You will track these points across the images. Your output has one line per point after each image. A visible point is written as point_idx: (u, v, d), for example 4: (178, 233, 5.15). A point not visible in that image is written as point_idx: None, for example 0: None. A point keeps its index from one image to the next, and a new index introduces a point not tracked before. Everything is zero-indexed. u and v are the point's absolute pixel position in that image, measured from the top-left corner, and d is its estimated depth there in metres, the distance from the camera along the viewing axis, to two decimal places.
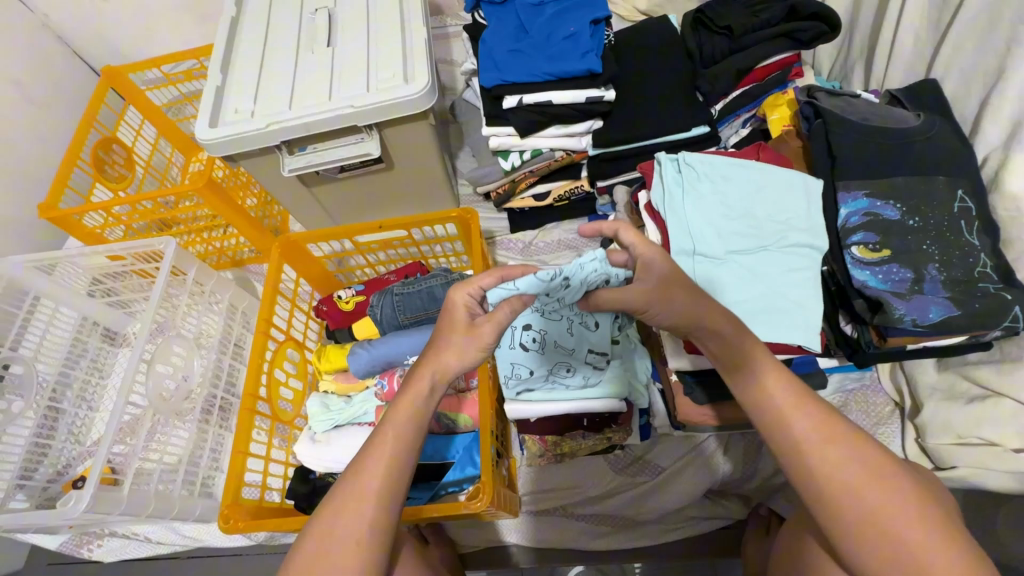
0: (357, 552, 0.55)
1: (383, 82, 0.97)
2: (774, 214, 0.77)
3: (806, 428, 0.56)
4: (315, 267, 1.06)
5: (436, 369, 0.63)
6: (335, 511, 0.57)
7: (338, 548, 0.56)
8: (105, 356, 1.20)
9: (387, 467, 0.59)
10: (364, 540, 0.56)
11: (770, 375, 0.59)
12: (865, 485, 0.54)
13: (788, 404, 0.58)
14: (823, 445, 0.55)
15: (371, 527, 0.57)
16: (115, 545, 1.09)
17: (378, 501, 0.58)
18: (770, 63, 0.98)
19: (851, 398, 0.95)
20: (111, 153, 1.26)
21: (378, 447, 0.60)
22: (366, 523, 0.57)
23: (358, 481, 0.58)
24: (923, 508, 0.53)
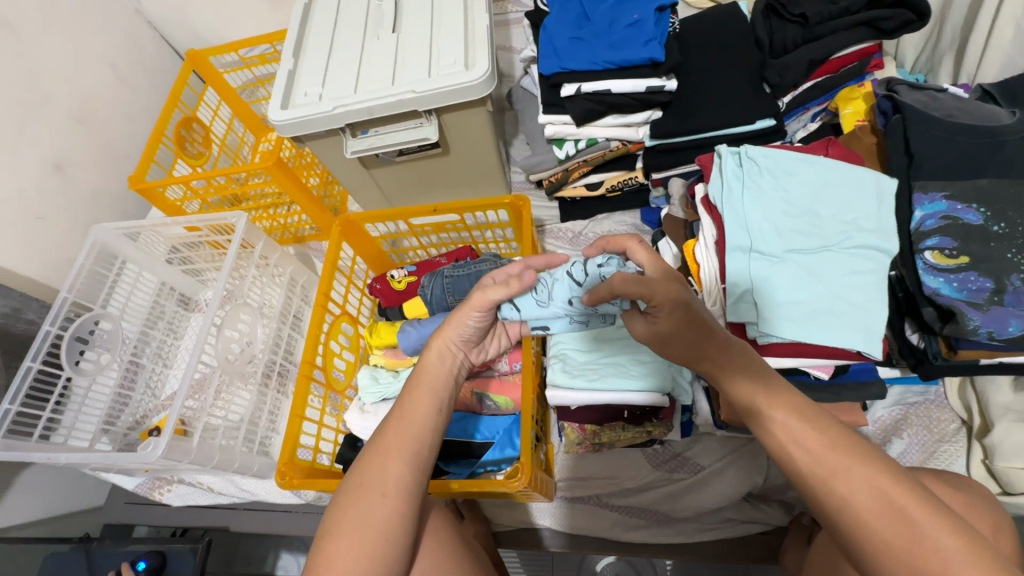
0: (387, 503, 0.58)
1: (445, 68, 0.99)
2: (839, 212, 0.72)
3: (806, 449, 0.50)
4: (371, 246, 1.10)
5: (449, 336, 0.67)
6: (365, 468, 0.60)
7: (370, 499, 0.58)
8: (180, 320, 1.30)
9: (414, 427, 0.62)
10: (393, 493, 0.58)
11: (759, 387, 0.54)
12: (888, 518, 0.46)
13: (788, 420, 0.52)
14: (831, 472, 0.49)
15: (398, 480, 0.59)
16: (184, 491, 1.21)
17: (404, 458, 0.60)
18: (846, 55, 0.93)
19: (912, 411, 0.89)
20: (192, 131, 1.36)
21: (402, 409, 0.63)
22: (392, 478, 0.59)
23: (387, 439, 0.61)
24: (967, 540, 0.44)
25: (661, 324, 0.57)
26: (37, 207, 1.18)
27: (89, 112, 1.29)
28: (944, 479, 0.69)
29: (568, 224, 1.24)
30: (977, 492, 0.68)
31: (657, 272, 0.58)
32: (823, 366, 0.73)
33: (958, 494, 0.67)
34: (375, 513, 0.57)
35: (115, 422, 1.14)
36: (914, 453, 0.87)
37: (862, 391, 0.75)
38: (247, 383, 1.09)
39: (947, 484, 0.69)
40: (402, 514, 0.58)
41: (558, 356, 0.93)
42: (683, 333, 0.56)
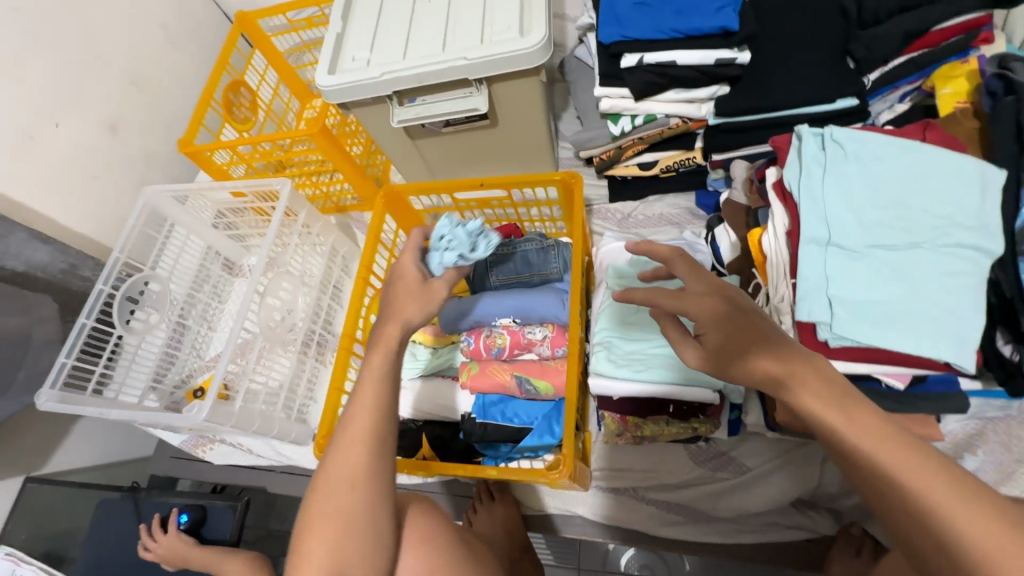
0: (349, 490, 0.62)
1: (499, 34, 0.93)
2: (934, 206, 0.64)
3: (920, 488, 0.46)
4: (413, 220, 1.07)
5: (398, 323, 0.70)
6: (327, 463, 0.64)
7: (338, 487, 0.63)
8: (224, 283, 1.32)
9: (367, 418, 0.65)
10: (353, 478, 0.63)
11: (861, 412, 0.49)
12: (1008, 552, 0.42)
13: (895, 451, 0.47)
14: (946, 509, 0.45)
15: (359, 466, 0.63)
16: (224, 451, 1.24)
17: (367, 446, 0.64)
18: (948, 27, 0.82)
19: (990, 426, 0.82)
20: (239, 95, 1.36)
21: (356, 400, 0.66)
22: (351, 470, 0.63)
23: (344, 434, 0.65)
24: None
25: (709, 341, 0.56)
26: (93, 165, 1.21)
27: (142, 73, 1.30)
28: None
29: (617, 205, 1.19)
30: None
31: (698, 286, 0.59)
32: (899, 375, 0.66)
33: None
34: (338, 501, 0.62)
35: (162, 380, 1.18)
36: (988, 472, 0.80)
37: (939, 405, 0.68)
38: (287, 350, 1.10)
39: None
40: (363, 497, 0.62)
41: (603, 344, 0.89)
42: (733, 351, 0.54)
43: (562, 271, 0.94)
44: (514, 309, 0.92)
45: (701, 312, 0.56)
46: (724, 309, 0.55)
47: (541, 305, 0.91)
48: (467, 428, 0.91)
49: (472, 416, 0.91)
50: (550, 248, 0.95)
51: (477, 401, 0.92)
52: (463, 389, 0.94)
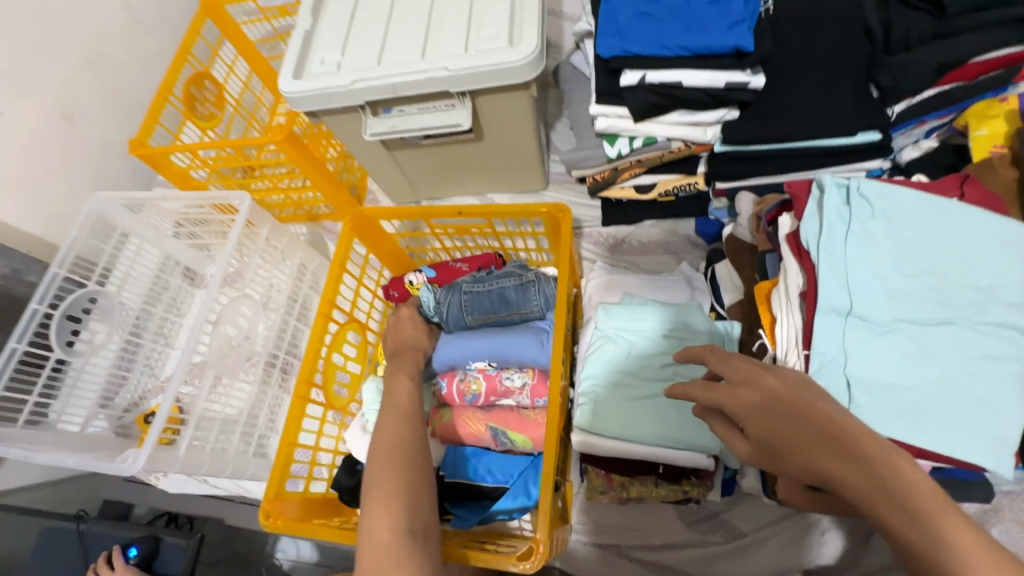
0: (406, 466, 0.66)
1: (485, 42, 0.83)
2: (972, 275, 0.56)
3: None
4: (385, 244, 0.96)
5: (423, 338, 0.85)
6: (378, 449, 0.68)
7: (408, 442, 0.68)
8: (185, 296, 1.20)
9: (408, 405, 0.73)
10: (404, 457, 0.66)
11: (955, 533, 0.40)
12: None
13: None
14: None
15: (407, 452, 0.67)
16: (179, 480, 1.14)
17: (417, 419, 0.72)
18: (987, 59, 0.73)
19: (1004, 501, 0.75)
20: (203, 89, 1.24)
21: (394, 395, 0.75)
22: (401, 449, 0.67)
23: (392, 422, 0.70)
24: None
25: (753, 433, 0.49)
26: (41, 162, 1.08)
27: (97, 58, 1.16)
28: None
29: (610, 229, 1.10)
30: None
31: (733, 374, 0.52)
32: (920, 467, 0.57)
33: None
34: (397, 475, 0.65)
35: (110, 403, 1.07)
36: None
37: (960, 491, 0.62)
38: (245, 378, 1.01)
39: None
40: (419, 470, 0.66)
41: (588, 397, 0.81)
42: (773, 434, 0.47)
43: (544, 310, 0.86)
44: (490, 352, 0.84)
45: (741, 403, 0.50)
46: (764, 399, 0.48)
47: (519, 348, 0.83)
48: (436, 483, 0.81)
49: (442, 470, 0.82)
50: (529, 283, 0.86)
51: (448, 454, 0.83)
52: (433, 438, 0.85)
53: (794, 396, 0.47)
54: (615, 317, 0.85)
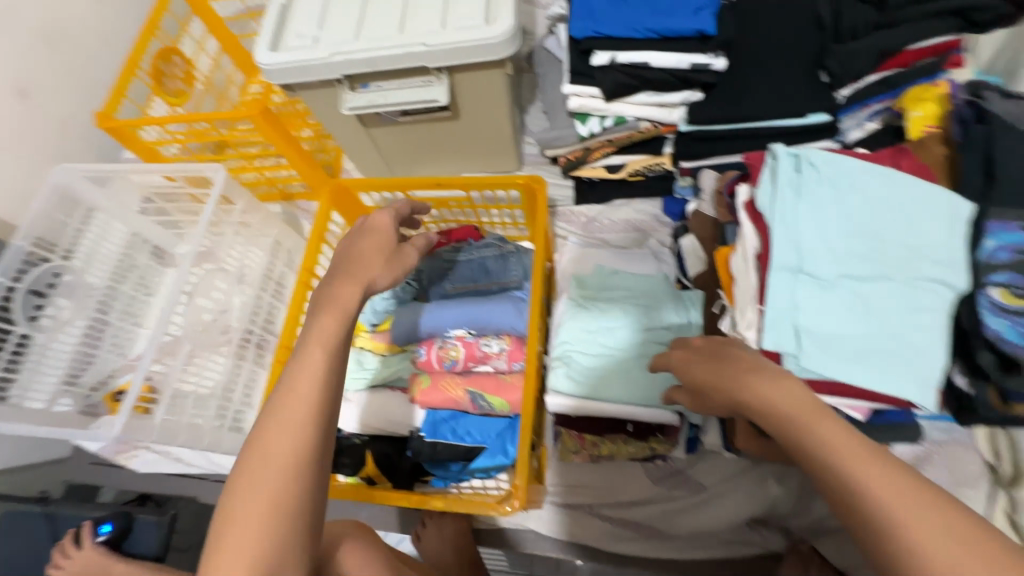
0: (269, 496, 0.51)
1: (461, 21, 0.86)
2: (905, 236, 0.62)
3: (901, 529, 0.41)
4: (364, 216, 0.99)
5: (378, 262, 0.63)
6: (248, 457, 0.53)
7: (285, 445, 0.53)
8: (152, 273, 1.17)
9: (294, 409, 0.54)
10: (286, 471, 0.52)
11: (837, 442, 0.46)
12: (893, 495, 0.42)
13: (865, 477, 0.43)
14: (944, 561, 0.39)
15: (285, 461, 0.52)
16: (150, 458, 1.13)
17: (320, 409, 0.55)
18: (923, 48, 0.81)
19: (937, 450, 0.83)
20: (172, 65, 1.22)
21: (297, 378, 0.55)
22: (266, 472, 0.52)
23: (279, 427, 0.53)
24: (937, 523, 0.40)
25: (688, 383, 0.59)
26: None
27: (58, 29, 1.13)
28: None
29: (582, 208, 1.14)
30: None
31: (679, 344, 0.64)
32: (860, 409, 0.64)
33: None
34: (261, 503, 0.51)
35: (77, 381, 1.05)
36: None
37: (895, 433, 0.69)
38: (220, 353, 1.01)
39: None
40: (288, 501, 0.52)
41: (562, 359, 0.85)
42: (701, 380, 0.57)
43: (522, 280, 0.89)
44: (468, 319, 0.87)
45: (684, 362, 0.60)
46: (698, 356, 0.59)
47: (498, 315, 0.85)
48: (414, 445, 0.84)
49: (421, 433, 0.85)
50: (508, 255, 0.90)
51: (427, 417, 0.86)
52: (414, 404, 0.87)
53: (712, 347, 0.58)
54: (586, 313, 0.88)
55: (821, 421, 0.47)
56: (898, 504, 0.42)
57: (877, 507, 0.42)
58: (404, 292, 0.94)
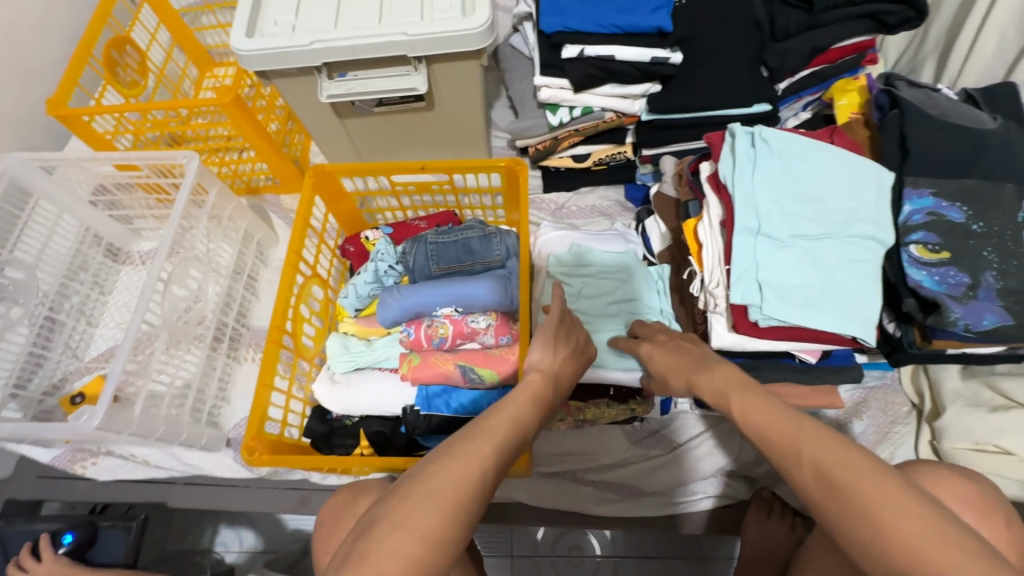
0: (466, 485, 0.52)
1: (440, 13, 0.90)
2: (844, 200, 0.72)
3: (824, 465, 0.49)
4: (345, 203, 0.99)
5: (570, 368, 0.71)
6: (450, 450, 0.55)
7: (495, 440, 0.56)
8: (107, 273, 1.15)
9: (520, 426, 0.60)
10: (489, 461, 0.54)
11: (775, 410, 0.55)
12: (799, 436, 0.51)
13: (790, 428, 0.51)
14: (859, 482, 0.47)
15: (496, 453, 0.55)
16: (111, 464, 1.07)
17: (525, 420, 0.61)
18: (845, 46, 0.93)
19: (871, 395, 0.96)
20: (125, 54, 1.18)
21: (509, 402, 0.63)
22: (481, 466, 0.53)
23: (501, 414, 0.59)
24: (838, 452, 0.49)
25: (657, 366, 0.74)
26: None
27: None
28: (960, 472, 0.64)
29: (551, 196, 1.21)
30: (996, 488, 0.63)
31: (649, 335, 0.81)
32: (811, 350, 0.76)
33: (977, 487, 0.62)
34: (450, 487, 0.50)
35: (26, 385, 0.98)
36: (870, 434, 0.94)
37: (841, 375, 0.79)
38: (194, 346, 0.98)
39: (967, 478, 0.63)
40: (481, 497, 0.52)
41: None
42: (669, 361, 0.72)
43: (505, 258, 0.93)
44: (456, 298, 0.90)
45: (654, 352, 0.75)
46: (667, 348, 0.74)
47: (484, 292, 0.89)
48: (409, 421, 0.87)
49: (415, 408, 0.87)
50: (491, 235, 0.94)
51: (420, 393, 0.87)
52: (404, 382, 0.88)
53: (669, 343, 0.74)
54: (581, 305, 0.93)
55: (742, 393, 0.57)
56: (821, 446, 0.49)
57: (808, 453, 0.50)
58: (387, 275, 0.96)
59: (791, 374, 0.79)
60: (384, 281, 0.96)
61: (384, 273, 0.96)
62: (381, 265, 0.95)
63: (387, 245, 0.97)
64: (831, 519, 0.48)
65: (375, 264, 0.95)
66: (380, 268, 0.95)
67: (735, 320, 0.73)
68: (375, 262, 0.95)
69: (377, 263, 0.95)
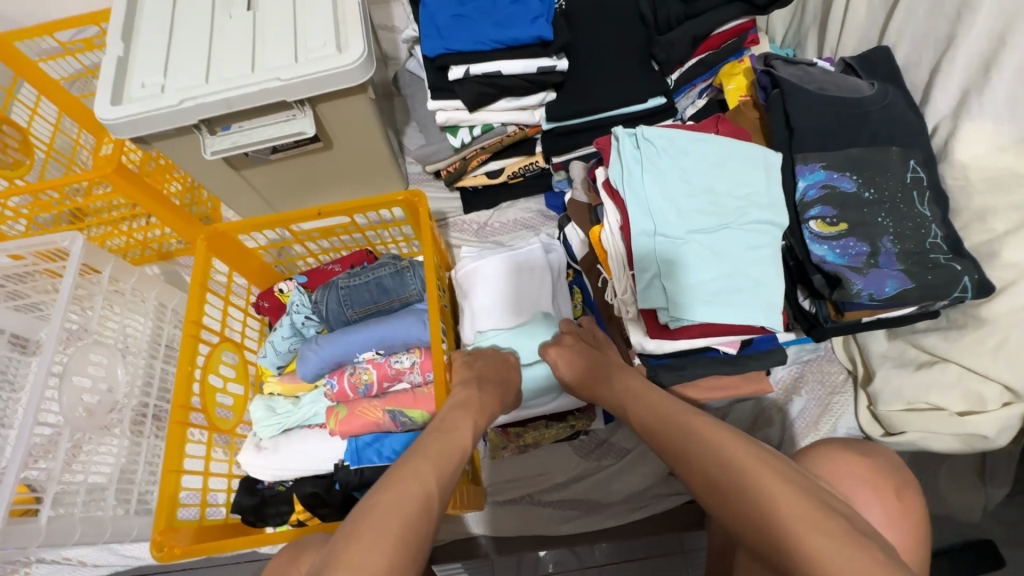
0: (416, 509, 0.52)
1: (315, 52, 0.87)
2: (736, 188, 0.72)
3: (718, 456, 0.53)
4: (250, 260, 0.96)
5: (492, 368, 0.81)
6: (395, 477, 0.55)
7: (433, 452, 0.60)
8: (17, 367, 0.99)
9: (456, 443, 0.64)
10: (434, 471, 0.57)
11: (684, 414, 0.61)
12: (707, 428, 0.56)
13: (692, 423, 0.58)
14: (755, 469, 0.50)
15: (443, 470, 0.58)
16: (45, 571, 0.99)
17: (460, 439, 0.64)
18: (725, 31, 0.94)
19: (808, 368, 0.97)
20: (2, 135, 1.11)
21: (444, 424, 0.67)
22: (434, 486, 0.56)
23: (435, 438, 0.63)
24: (738, 439, 0.54)
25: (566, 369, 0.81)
26: None
27: None
28: (851, 446, 0.70)
29: (472, 216, 1.19)
30: (886, 457, 0.69)
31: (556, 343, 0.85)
32: (731, 342, 0.76)
33: (865, 461, 0.68)
34: (412, 500, 0.52)
35: None
36: (811, 408, 0.95)
37: (766, 359, 0.79)
38: (112, 434, 0.92)
39: (857, 452, 0.69)
40: (431, 524, 0.52)
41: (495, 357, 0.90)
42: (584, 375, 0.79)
43: (422, 290, 0.90)
44: (375, 341, 0.87)
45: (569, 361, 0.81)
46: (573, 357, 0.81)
47: (401, 331, 0.87)
48: (342, 478, 0.83)
49: (345, 463, 0.84)
50: (404, 270, 0.91)
51: (349, 446, 0.84)
52: (333, 436, 0.85)
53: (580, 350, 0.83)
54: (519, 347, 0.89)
55: (660, 403, 0.65)
56: (719, 439, 0.54)
57: (709, 444, 0.54)
58: (307, 324, 0.92)
59: (715, 366, 0.78)
60: (304, 331, 0.92)
61: (302, 324, 0.92)
62: (298, 317, 0.92)
63: (301, 295, 0.93)
64: (731, 512, 0.50)
65: (291, 317, 0.92)
66: (298, 319, 0.92)
67: (650, 328, 0.75)
68: (292, 314, 0.92)
69: (292, 318, 0.92)
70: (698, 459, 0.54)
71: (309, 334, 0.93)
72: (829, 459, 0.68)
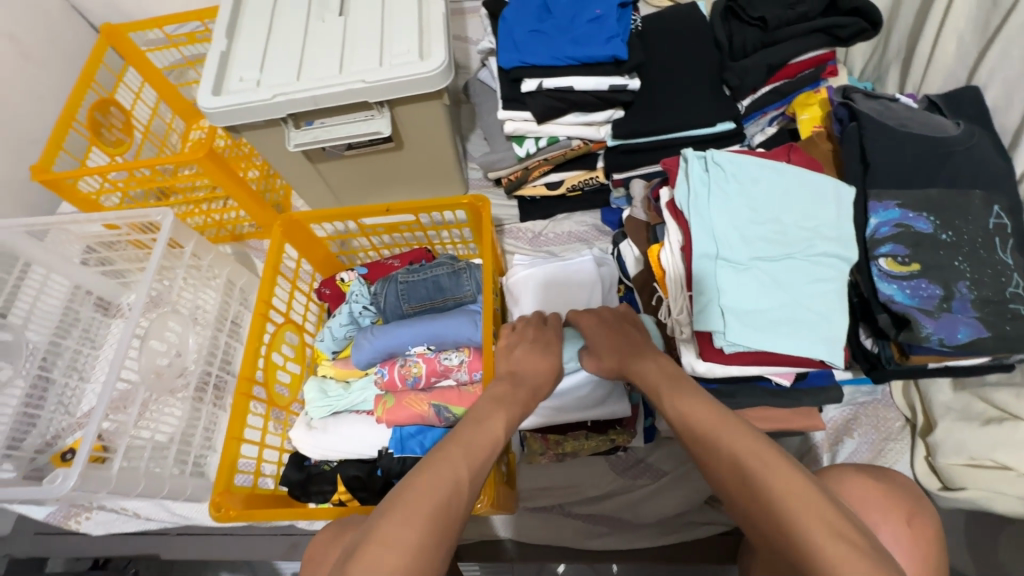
0: (445, 493, 0.54)
1: (398, 57, 0.92)
2: (803, 219, 0.72)
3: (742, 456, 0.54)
4: (317, 248, 1.02)
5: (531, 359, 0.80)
6: (429, 463, 0.57)
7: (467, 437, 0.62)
8: (99, 327, 1.08)
9: (490, 433, 0.65)
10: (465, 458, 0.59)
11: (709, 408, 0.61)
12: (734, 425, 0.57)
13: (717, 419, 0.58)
14: (771, 470, 0.52)
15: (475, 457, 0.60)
16: (104, 518, 1.06)
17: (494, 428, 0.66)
18: (803, 60, 0.93)
19: (862, 411, 0.94)
20: (109, 116, 1.22)
21: (477, 414, 0.68)
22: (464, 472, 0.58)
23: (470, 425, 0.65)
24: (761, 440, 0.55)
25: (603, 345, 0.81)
26: None
27: None
28: (867, 471, 0.68)
29: (527, 224, 1.21)
30: (900, 484, 0.66)
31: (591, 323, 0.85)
32: (785, 374, 0.75)
33: (876, 484, 0.66)
34: (444, 483, 0.55)
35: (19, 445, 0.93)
36: (862, 452, 0.91)
37: (821, 395, 0.77)
38: (177, 398, 0.99)
39: (869, 475, 0.67)
40: (461, 510, 0.54)
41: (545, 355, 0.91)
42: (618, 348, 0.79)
43: (476, 292, 0.93)
44: (428, 336, 0.90)
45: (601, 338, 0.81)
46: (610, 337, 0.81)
47: (452, 329, 0.90)
48: (385, 464, 0.86)
49: (390, 450, 0.86)
50: (460, 271, 0.94)
51: (394, 435, 0.87)
52: (379, 424, 0.88)
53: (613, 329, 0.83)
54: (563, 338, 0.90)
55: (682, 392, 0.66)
56: (746, 440, 0.55)
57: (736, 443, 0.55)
58: (364, 315, 0.96)
59: (766, 397, 0.77)
60: (360, 320, 0.97)
61: (359, 313, 0.96)
62: (356, 307, 0.96)
63: (361, 286, 0.97)
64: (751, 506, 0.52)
65: (350, 307, 0.96)
66: (355, 308, 0.96)
67: (702, 348, 0.74)
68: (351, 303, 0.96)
69: (349, 308, 0.96)
70: (720, 455, 0.55)
71: (363, 322, 0.97)
72: (842, 482, 0.66)
